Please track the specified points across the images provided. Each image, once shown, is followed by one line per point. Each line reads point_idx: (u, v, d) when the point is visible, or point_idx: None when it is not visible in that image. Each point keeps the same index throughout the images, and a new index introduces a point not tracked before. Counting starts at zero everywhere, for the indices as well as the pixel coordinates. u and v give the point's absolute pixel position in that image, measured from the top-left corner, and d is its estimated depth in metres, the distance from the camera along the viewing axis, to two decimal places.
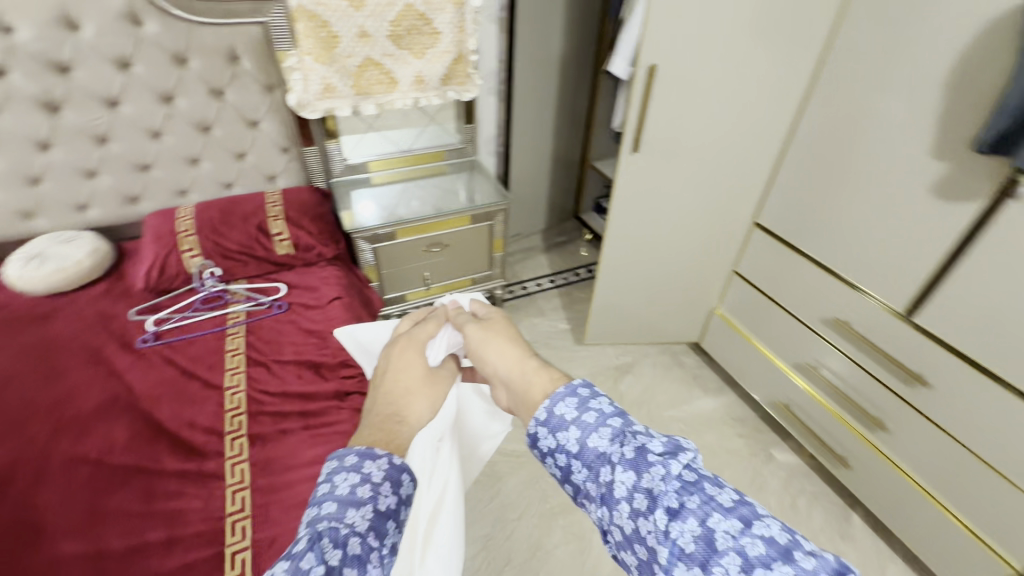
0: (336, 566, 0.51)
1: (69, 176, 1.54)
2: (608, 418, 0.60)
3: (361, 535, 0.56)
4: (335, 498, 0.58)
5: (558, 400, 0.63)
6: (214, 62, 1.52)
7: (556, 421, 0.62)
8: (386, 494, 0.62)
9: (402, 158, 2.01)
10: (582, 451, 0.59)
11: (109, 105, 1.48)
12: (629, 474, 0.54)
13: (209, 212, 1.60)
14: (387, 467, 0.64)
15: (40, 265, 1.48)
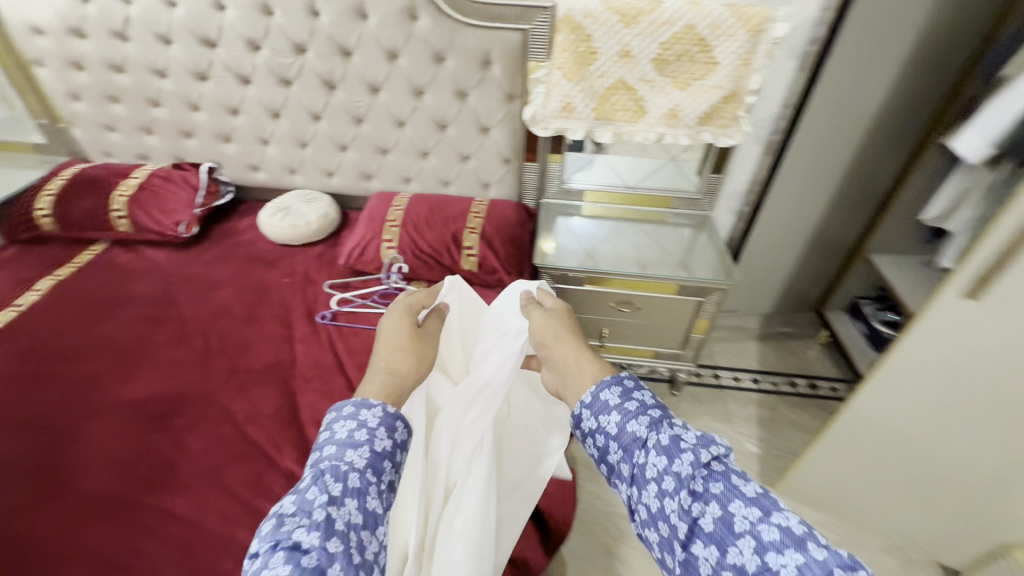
0: (337, 497, 0.67)
1: (327, 146, 1.70)
2: (647, 410, 0.75)
3: (359, 471, 0.71)
4: (337, 440, 0.75)
5: (605, 389, 0.80)
6: (467, 63, 1.47)
7: (599, 406, 0.78)
8: (383, 437, 0.78)
9: (622, 195, 1.76)
10: (620, 433, 0.74)
11: (372, 91, 1.57)
12: (661, 458, 0.68)
13: (418, 209, 1.62)
14: (382, 415, 0.80)
15: (283, 217, 1.68)
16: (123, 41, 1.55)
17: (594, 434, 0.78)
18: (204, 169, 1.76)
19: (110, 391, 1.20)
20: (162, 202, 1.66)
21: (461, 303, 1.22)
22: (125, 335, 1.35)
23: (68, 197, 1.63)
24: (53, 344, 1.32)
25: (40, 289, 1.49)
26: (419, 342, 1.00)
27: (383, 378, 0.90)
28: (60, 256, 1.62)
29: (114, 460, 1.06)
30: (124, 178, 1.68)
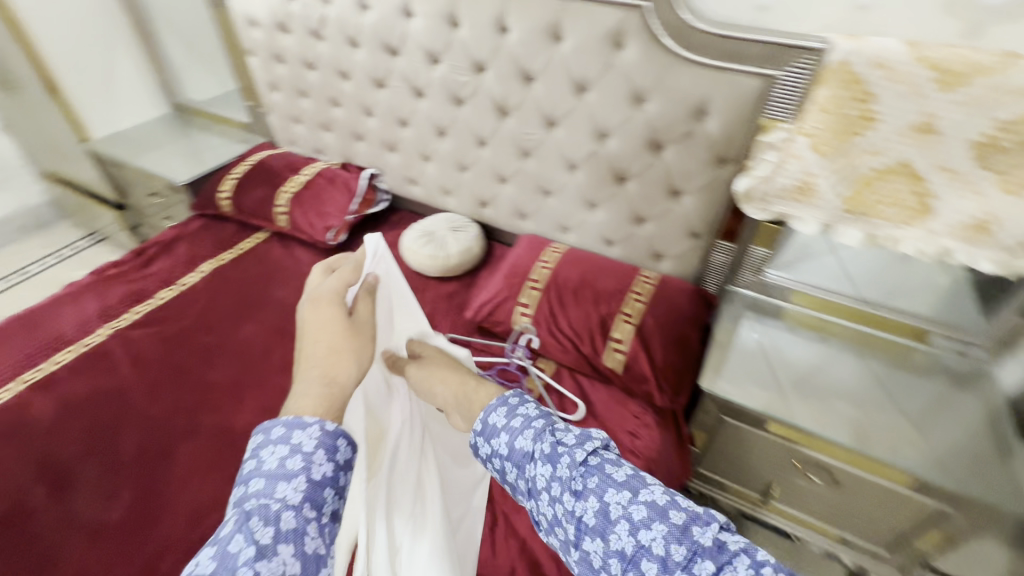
0: (267, 545, 0.52)
1: (486, 175, 1.51)
2: (530, 422, 0.69)
3: (295, 508, 0.56)
4: (266, 475, 0.58)
5: (492, 411, 0.74)
6: (676, 111, 1.13)
7: (491, 431, 0.72)
8: (321, 464, 0.60)
9: (850, 309, 1.24)
10: (511, 452, 0.68)
11: (548, 125, 1.31)
12: (545, 466, 0.64)
13: (568, 272, 1.33)
14: (321, 436, 0.62)
15: (424, 245, 1.54)
16: (318, 39, 1.51)
17: (492, 460, 0.72)
18: (365, 174, 1.70)
19: (216, 411, 1.18)
20: (320, 204, 1.64)
21: (388, 278, 1.07)
22: (249, 345, 1.33)
23: (246, 185, 1.70)
24: (191, 337, 1.35)
25: (202, 271, 1.56)
26: (348, 334, 0.81)
27: (319, 385, 0.71)
28: (229, 238, 1.70)
29: (192, 501, 1.01)
30: (295, 174, 1.70)
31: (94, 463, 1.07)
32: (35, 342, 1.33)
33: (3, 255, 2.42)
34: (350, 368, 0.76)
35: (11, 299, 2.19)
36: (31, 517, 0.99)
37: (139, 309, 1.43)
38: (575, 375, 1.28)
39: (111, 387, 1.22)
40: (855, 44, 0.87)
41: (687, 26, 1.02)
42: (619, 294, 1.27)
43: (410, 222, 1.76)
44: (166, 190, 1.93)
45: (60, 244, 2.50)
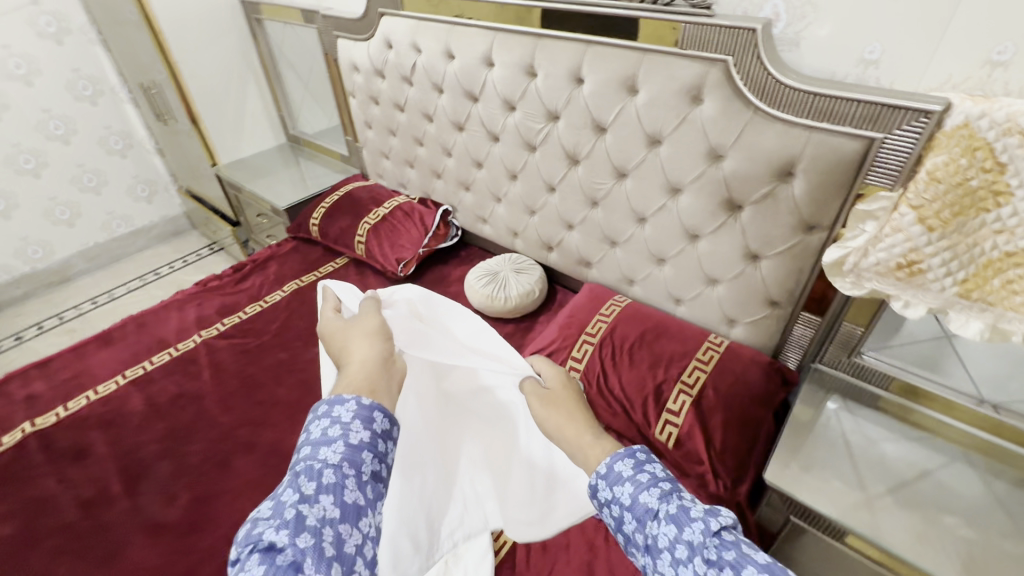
0: (309, 494, 0.59)
1: (554, 221, 1.49)
2: (659, 480, 0.68)
3: (336, 465, 0.62)
4: (311, 443, 0.66)
5: (618, 459, 0.73)
6: (758, 170, 1.03)
7: (614, 477, 0.71)
8: (358, 430, 0.67)
9: (969, 411, 1.03)
10: (633, 504, 0.67)
11: (618, 176, 1.27)
12: (671, 527, 0.62)
13: (626, 329, 1.26)
14: (356, 408, 0.70)
15: (487, 284, 1.55)
16: (408, 85, 1.61)
17: (608, 505, 0.70)
18: (441, 211, 1.77)
19: (275, 428, 1.25)
20: (395, 237, 1.72)
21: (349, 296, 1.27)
22: (313, 366, 1.41)
23: (334, 213, 1.84)
24: (266, 352, 1.46)
25: (285, 290, 1.70)
26: (353, 329, 0.97)
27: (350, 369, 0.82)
28: (313, 261, 1.83)
29: (238, 514, 1.07)
30: (376, 206, 1.81)
31: (166, 462, 1.18)
32: (143, 342, 1.52)
33: (145, 256, 2.84)
34: (363, 347, 0.89)
35: (144, 295, 2.55)
36: (109, 504, 1.10)
37: (227, 320, 1.58)
38: (623, 440, 1.20)
39: (192, 391, 1.35)
40: (982, 108, 0.77)
41: (775, 82, 0.94)
42: (679, 360, 1.18)
43: (478, 259, 1.79)
44: (271, 213, 2.15)
45: (188, 250, 2.88)
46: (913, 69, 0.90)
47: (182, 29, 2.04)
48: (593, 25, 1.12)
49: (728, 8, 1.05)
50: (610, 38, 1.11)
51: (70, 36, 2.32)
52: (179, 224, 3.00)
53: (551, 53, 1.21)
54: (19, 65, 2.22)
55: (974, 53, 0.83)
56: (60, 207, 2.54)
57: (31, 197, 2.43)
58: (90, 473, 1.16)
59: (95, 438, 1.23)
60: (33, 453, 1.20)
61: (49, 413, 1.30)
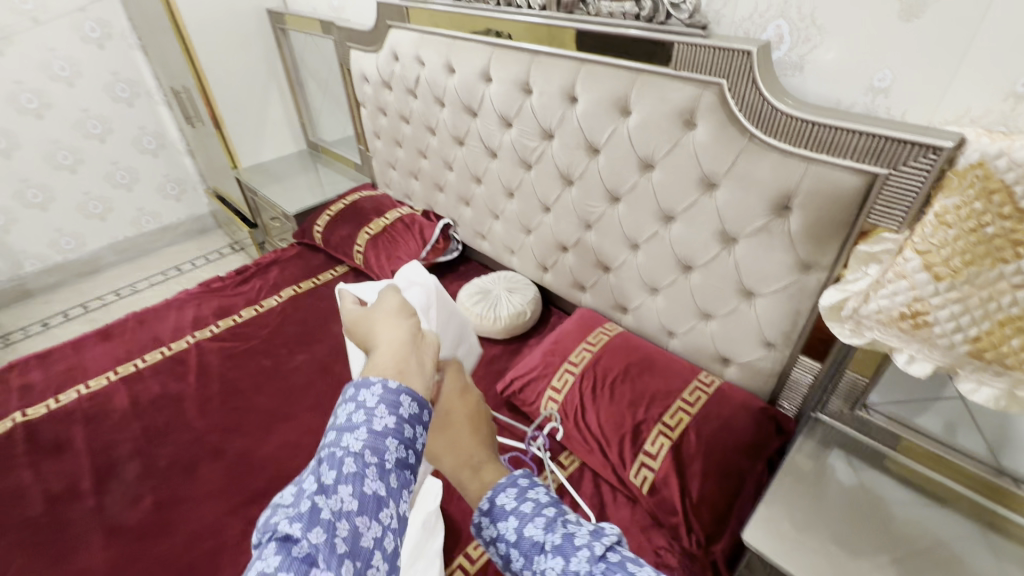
0: (327, 484, 0.47)
1: (548, 241, 1.44)
2: (541, 508, 0.64)
3: (357, 456, 0.49)
4: (337, 424, 0.52)
5: (501, 490, 0.67)
6: (752, 202, 0.95)
7: (498, 512, 0.65)
8: (383, 415, 0.52)
9: (980, 480, 0.93)
10: (519, 540, 0.63)
11: (611, 199, 1.21)
12: (556, 560, 0.58)
13: (610, 361, 1.19)
14: (383, 390, 0.53)
15: (477, 302, 1.51)
16: (413, 97, 1.61)
17: (494, 544, 0.65)
18: (441, 224, 1.74)
19: (246, 436, 1.24)
20: (393, 248, 1.71)
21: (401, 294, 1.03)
22: (294, 376, 1.40)
23: (337, 222, 1.84)
24: (252, 358, 1.47)
25: (282, 295, 1.71)
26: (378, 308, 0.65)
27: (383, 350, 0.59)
28: (314, 267, 1.84)
29: (195, 523, 1.07)
30: (378, 217, 1.81)
31: (136, 463, 1.19)
32: (139, 339, 1.55)
33: (170, 252, 2.94)
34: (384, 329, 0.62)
35: (163, 290, 2.64)
36: (75, 501, 1.12)
37: (222, 322, 1.60)
38: (598, 480, 1.13)
39: (175, 393, 1.36)
40: (1000, 146, 0.68)
41: (770, 109, 0.87)
42: (662, 400, 1.10)
43: (476, 275, 1.75)
44: (282, 217, 2.18)
45: (210, 248, 2.97)
46: (928, 100, 0.81)
47: (210, 36, 2.11)
48: (586, 42, 1.08)
49: (729, 28, 0.99)
50: (602, 56, 1.06)
51: (112, 41, 2.44)
52: (205, 223, 3.10)
53: (545, 70, 1.18)
54: (64, 68, 2.36)
55: (996, 85, 0.73)
56: (93, 202, 2.66)
57: (66, 191, 2.57)
58: (64, 468, 1.19)
59: (76, 433, 1.26)
60: (17, 443, 1.24)
61: (39, 404, 1.34)
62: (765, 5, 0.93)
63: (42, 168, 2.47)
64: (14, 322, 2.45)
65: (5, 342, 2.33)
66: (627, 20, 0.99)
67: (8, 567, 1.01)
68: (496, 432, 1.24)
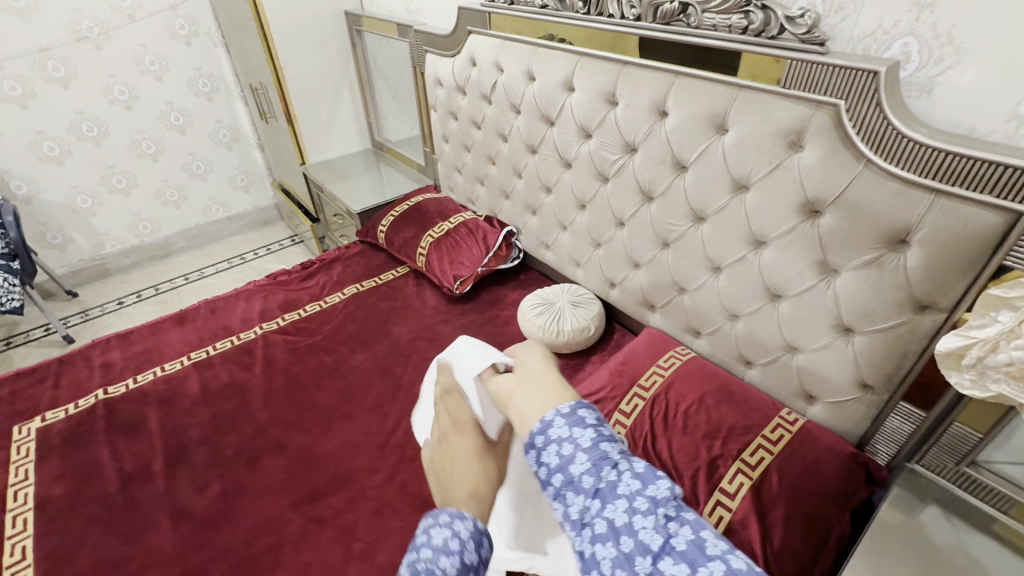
0: None
1: (619, 256, 1.39)
2: (615, 437, 0.65)
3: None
4: (433, 544, 0.58)
5: (580, 403, 0.68)
6: (862, 233, 0.88)
7: (579, 418, 0.65)
8: (473, 552, 0.58)
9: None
10: (592, 445, 0.62)
11: (695, 219, 1.16)
12: (635, 480, 0.59)
13: (684, 388, 1.14)
14: (472, 528, 0.60)
15: (541, 313, 1.48)
16: (487, 103, 1.60)
17: (556, 442, 0.63)
18: (504, 231, 1.73)
19: (308, 432, 1.25)
20: (456, 253, 1.71)
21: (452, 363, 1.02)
22: (356, 375, 1.42)
23: (401, 223, 1.86)
24: (314, 353, 1.49)
25: (345, 292, 1.74)
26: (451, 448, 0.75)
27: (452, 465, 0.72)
28: (376, 267, 1.86)
29: (256, 516, 1.08)
30: (442, 220, 1.81)
31: (204, 450, 1.23)
32: (210, 327, 1.61)
33: (235, 241, 3.07)
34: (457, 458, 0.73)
35: (227, 277, 2.75)
36: (147, 482, 1.16)
37: (287, 316, 1.64)
38: None
39: (241, 382, 1.40)
40: None
41: (895, 134, 0.80)
42: (740, 434, 1.04)
43: (537, 285, 1.72)
44: (345, 215, 2.23)
45: (272, 239, 3.08)
46: None
47: (290, 36, 2.18)
48: (684, 55, 1.03)
49: (845, 45, 0.92)
50: (700, 70, 1.02)
51: (197, 39, 2.56)
52: (269, 214, 3.22)
53: (634, 81, 1.14)
54: (153, 62, 2.50)
55: None
56: (170, 189, 2.81)
57: (147, 178, 2.71)
58: (139, 448, 1.24)
59: (150, 415, 1.32)
60: (97, 420, 1.30)
61: (118, 383, 1.41)
62: (891, 20, 0.86)
63: (127, 156, 2.61)
64: (92, 298, 2.61)
65: (84, 317, 2.48)
66: (733, 33, 0.94)
67: (85, 540, 1.05)
68: None
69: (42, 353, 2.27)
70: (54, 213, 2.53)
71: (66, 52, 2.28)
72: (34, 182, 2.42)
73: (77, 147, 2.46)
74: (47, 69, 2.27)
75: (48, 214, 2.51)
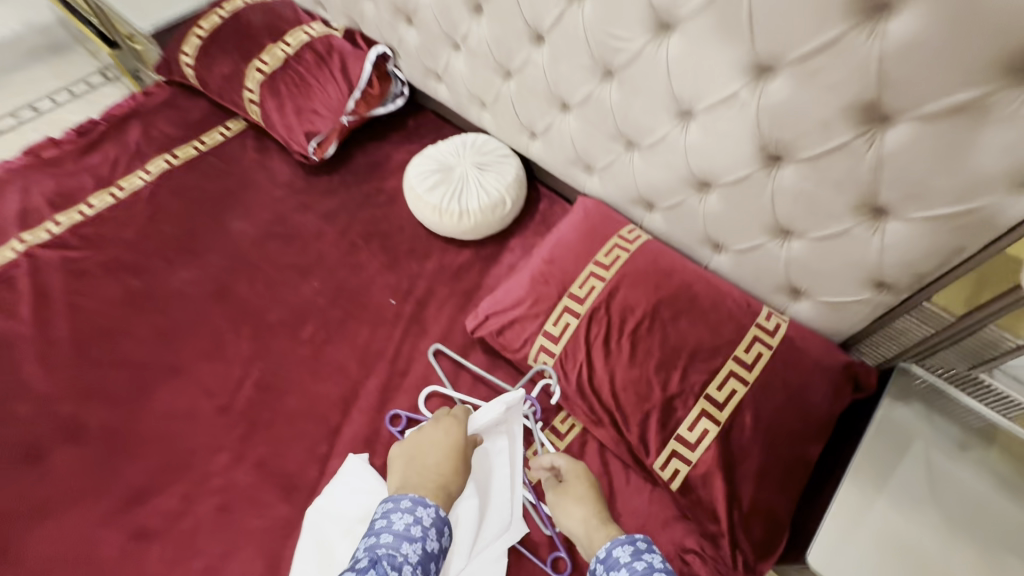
0: None
1: (540, 92, 0.91)
2: (656, 570, 0.62)
3: (414, 566, 0.63)
4: (394, 531, 0.65)
5: (618, 542, 0.67)
6: (966, 47, 0.48)
7: (611, 562, 0.65)
8: (433, 538, 0.67)
9: None
10: None
11: (658, 28, 0.68)
12: None
13: (632, 297, 0.81)
14: (435, 514, 0.69)
15: (435, 187, 1.04)
16: None
17: None
18: (372, 54, 1.16)
19: (116, 401, 0.88)
20: (304, 96, 1.15)
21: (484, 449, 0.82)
22: (178, 304, 0.99)
23: (214, 49, 1.21)
24: (112, 276, 1.03)
25: (150, 171, 1.17)
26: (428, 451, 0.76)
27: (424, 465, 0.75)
28: (195, 124, 1.26)
29: (52, 539, 0.77)
30: (275, 42, 1.19)
31: None
32: None
33: None
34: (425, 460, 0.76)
35: (17, 140, 1.97)
36: None
37: (63, 218, 1.09)
38: (605, 451, 0.84)
39: (2, 336, 0.95)
40: None
41: None
42: (707, 359, 0.76)
43: (433, 135, 1.23)
44: (140, 39, 1.47)
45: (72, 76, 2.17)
46: None
47: None
48: None
49: None
50: None
51: None
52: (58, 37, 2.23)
53: None
54: None
55: None
56: None
57: None
58: None
59: None
60: None
61: None
62: None
63: None
64: None
65: None
66: None
67: None
68: (470, 387, 0.91)
69: None
70: None
71: None
72: None
73: None
74: None
75: None
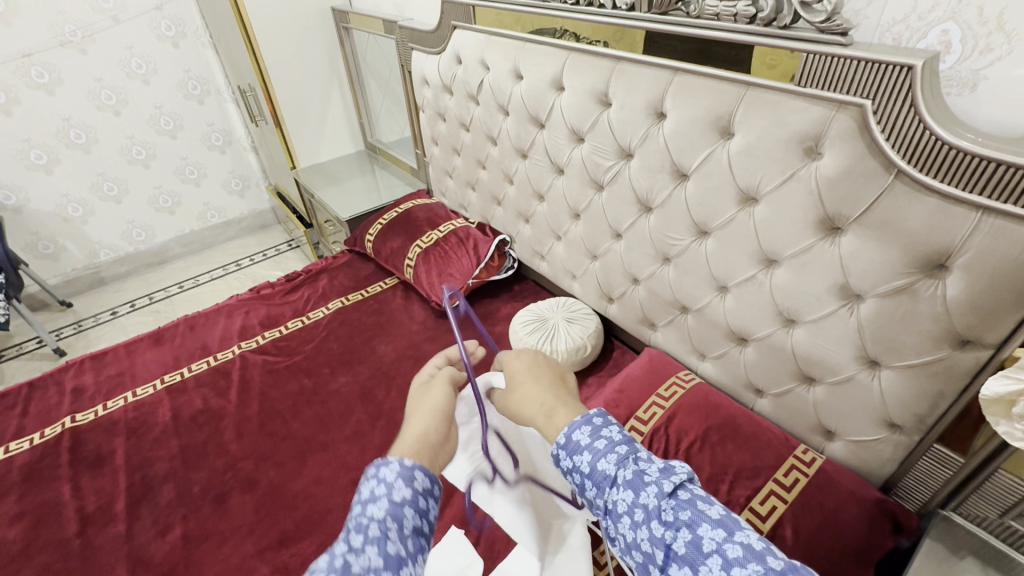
0: (355, 547, 0.48)
1: (617, 270, 1.27)
2: (615, 445, 0.59)
3: (380, 523, 0.51)
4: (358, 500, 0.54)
5: (574, 425, 0.63)
6: (895, 254, 0.75)
7: (573, 446, 0.61)
8: (401, 487, 0.54)
9: None
10: (592, 473, 0.59)
11: (699, 233, 1.03)
12: (625, 492, 0.55)
13: (686, 422, 1.02)
14: (399, 468, 0.56)
15: (533, 331, 1.36)
16: (474, 104, 1.50)
17: (569, 476, 0.62)
18: (497, 240, 1.63)
19: (280, 465, 1.17)
20: (445, 264, 1.61)
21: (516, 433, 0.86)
22: (333, 400, 1.32)
23: (389, 231, 1.76)
24: (293, 376, 1.40)
25: (329, 307, 1.64)
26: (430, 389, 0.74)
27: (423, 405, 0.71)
28: (364, 278, 1.77)
29: (218, 564, 1.01)
30: (431, 229, 1.72)
31: (171, 486, 1.16)
32: (187, 346, 1.53)
33: (230, 246, 2.97)
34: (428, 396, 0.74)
35: (221, 284, 2.66)
36: (106, 525, 1.09)
37: (268, 334, 1.55)
38: None
39: (214, 410, 1.32)
40: None
41: (935, 141, 0.66)
42: (750, 477, 0.92)
43: (532, 297, 1.62)
44: (335, 222, 2.13)
45: (270, 243, 2.98)
46: None
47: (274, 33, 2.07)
48: (683, 49, 0.91)
49: (871, 33, 0.74)
50: (703, 67, 0.89)
51: (185, 40, 2.45)
52: (266, 218, 3.12)
53: (628, 81, 1.02)
54: (141, 65, 2.39)
55: None
56: (163, 196, 2.71)
57: (139, 184, 2.62)
58: (101, 485, 1.17)
59: (117, 446, 1.25)
60: (62, 453, 1.24)
61: (89, 410, 1.35)
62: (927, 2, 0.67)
63: (118, 162, 2.52)
64: (86, 309, 2.52)
65: (76, 328, 2.39)
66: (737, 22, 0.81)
67: None
68: None
69: (35, 367, 2.20)
70: (44, 223, 2.43)
71: (49, 56, 2.17)
72: (23, 191, 2.33)
73: (66, 156, 2.37)
74: (31, 75, 2.17)
75: (39, 224, 2.42)
